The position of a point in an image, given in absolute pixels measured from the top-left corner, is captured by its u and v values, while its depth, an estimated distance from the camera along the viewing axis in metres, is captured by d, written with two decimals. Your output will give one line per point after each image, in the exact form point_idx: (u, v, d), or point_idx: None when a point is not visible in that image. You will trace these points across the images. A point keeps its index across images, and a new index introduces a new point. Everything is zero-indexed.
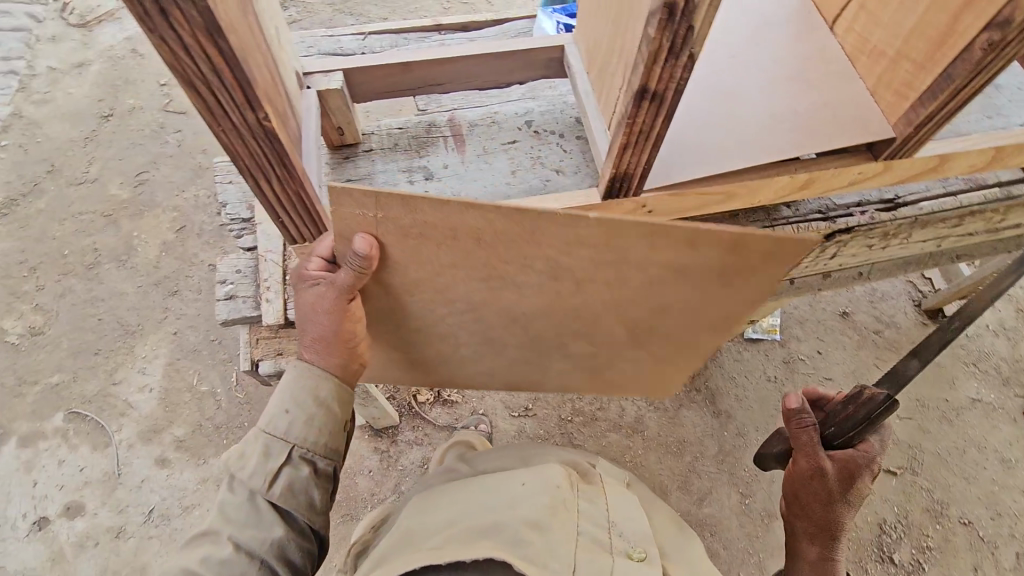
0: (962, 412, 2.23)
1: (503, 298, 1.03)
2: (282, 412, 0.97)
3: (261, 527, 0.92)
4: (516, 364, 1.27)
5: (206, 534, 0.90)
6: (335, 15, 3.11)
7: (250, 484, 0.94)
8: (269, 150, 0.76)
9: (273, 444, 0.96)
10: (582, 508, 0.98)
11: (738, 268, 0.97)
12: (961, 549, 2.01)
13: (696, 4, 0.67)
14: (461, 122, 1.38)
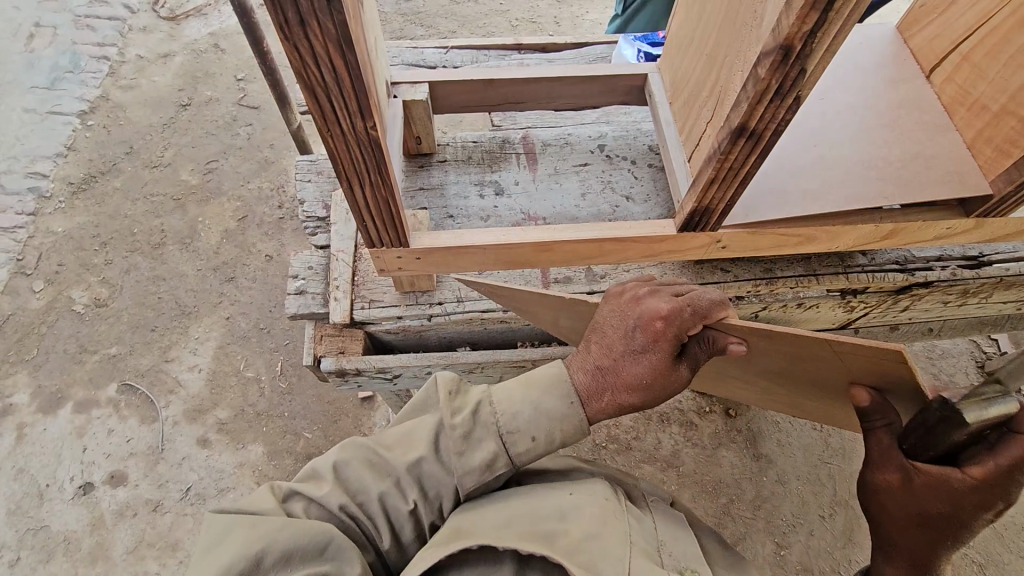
0: None
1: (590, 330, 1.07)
2: (527, 437, 0.88)
3: (436, 508, 0.89)
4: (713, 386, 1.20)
5: (397, 485, 0.86)
6: (406, 25, 3.20)
7: (461, 474, 0.87)
8: (370, 157, 0.78)
9: (496, 454, 0.88)
10: (631, 522, 0.93)
11: (829, 369, 0.81)
12: None
13: (813, 47, 0.66)
14: (534, 140, 1.39)
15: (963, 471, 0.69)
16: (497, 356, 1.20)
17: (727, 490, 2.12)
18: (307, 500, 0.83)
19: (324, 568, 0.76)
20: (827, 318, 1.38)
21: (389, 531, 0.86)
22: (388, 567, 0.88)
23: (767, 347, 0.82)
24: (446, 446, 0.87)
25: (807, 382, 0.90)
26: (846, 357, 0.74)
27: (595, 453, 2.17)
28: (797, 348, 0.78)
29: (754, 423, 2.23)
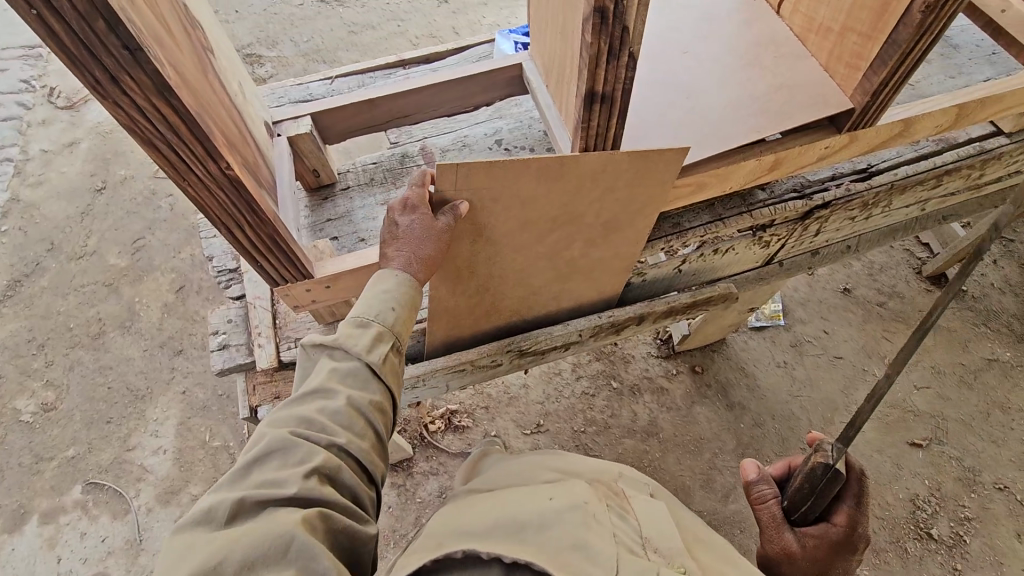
0: (980, 374, 2.24)
1: (469, 304, 1.15)
2: (389, 308, 0.95)
3: (368, 392, 0.93)
4: (588, 283, 1.23)
5: (320, 391, 0.90)
6: (309, 65, 3.20)
7: (366, 357, 0.93)
8: (237, 198, 0.79)
9: (381, 331, 0.95)
10: (615, 522, 0.93)
11: (493, 203, 0.93)
12: (1000, 516, 2.01)
13: (625, 6, 0.70)
14: (432, 149, 1.41)
15: (834, 523, 1.03)
16: (434, 364, 1.20)
17: (710, 444, 2.16)
18: (252, 463, 0.82)
19: (292, 564, 0.73)
20: (748, 259, 1.42)
21: (342, 428, 0.87)
22: (362, 464, 0.88)
23: (468, 221, 0.95)
24: (336, 341, 0.93)
25: (572, 202, 0.99)
26: (486, 180, 0.88)
27: (576, 439, 2.18)
28: (464, 203, 0.91)
29: (721, 373, 2.28)
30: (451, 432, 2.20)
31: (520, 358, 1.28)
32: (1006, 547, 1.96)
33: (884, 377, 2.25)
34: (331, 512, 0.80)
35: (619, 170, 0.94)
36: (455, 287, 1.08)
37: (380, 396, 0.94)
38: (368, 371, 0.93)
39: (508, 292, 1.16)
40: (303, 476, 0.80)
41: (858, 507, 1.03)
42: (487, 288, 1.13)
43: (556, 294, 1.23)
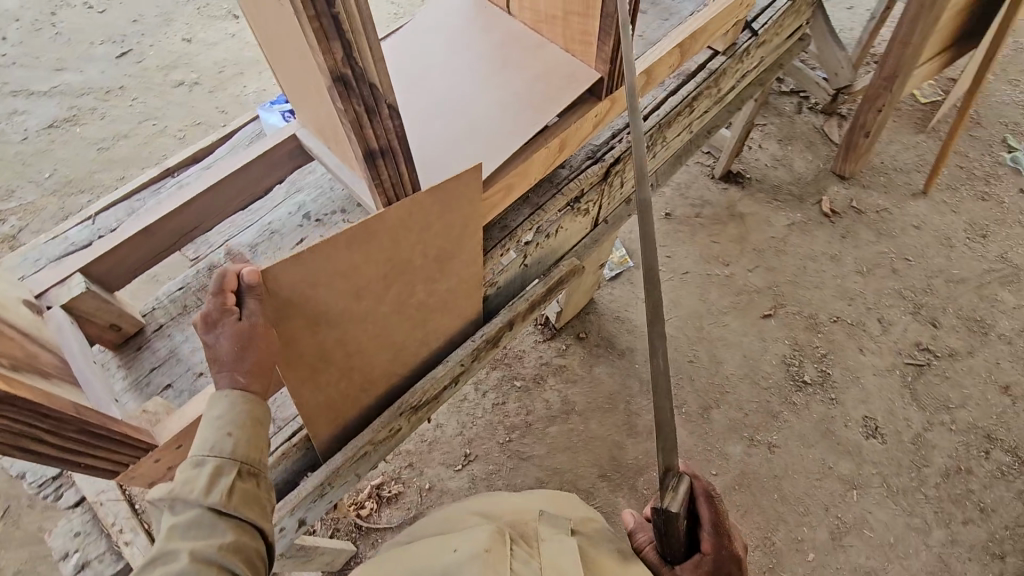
0: (787, 239, 2.66)
1: (340, 388, 1.08)
2: (223, 435, 0.85)
3: (216, 535, 0.82)
4: (447, 314, 1.20)
5: (159, 558, 0.79)
6: (63, 201, 2.77)
7: (205, 500, 0.83)
8: (20, 414, 0.67)
9: (219, 463, 0.85)
10: (515, 569, 0.92)
11: (314, 291, 0.87)
12: (844, 341, 2.41)
13: (362, 67, 0.70)
14: (240, 249, 1.30)
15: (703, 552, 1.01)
16: (333, 464, 1.13)
17: (619, 395, 2.30)
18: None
19: None
20: (578, 229, 1.52)
21: None
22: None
23: (296, 318, 0.89)
24: (164, 494, 0.84)
25: (397, 254, 0.95)
26: (297, 272, 0.82)
27: (506, 451, 2.20)
28: (280, 306, 0.84)
29: (603, 329, 2.44)
30: (386, 506, 2.09)
31: (416, 414, 1.24)
32: (858, 363, 2.36)
33: (723, 272, 2.58)
34: None
35: (426, 210, 0.92)
36: (316, 381, 1.01)
37: (234, 534, 0.83)
38: (212, 514, 0.83)
39: (375, 360, 1.10)
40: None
41: (717, 531, 1.01)
42: (353, 367, 1.06)
43: (420, 341, 1.20)
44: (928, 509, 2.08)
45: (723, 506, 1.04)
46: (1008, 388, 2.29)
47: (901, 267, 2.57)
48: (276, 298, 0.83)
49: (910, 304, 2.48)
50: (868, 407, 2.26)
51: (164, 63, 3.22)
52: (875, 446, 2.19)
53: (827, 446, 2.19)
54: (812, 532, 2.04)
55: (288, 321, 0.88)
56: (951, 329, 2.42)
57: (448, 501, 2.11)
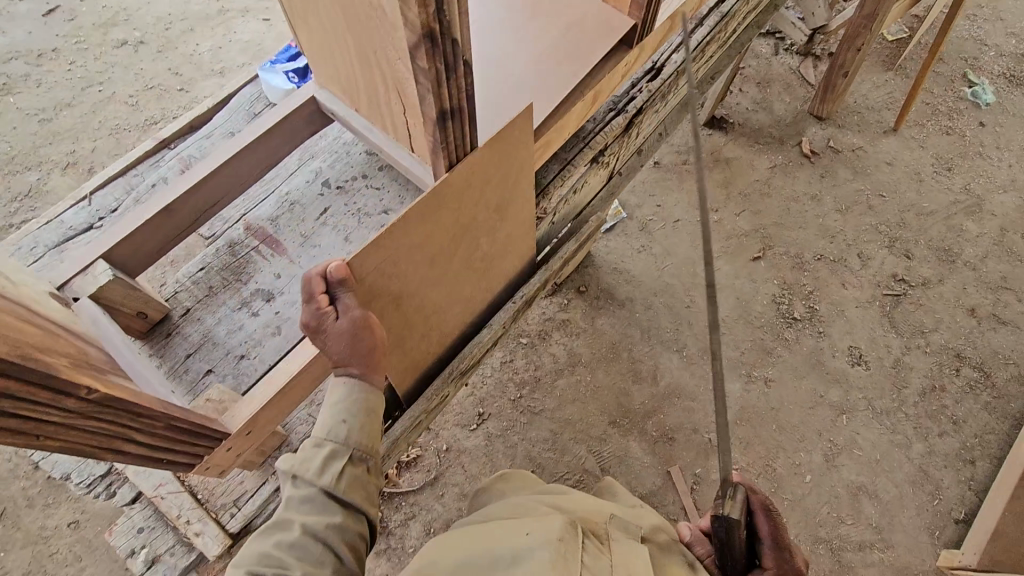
0: (771, 181, 2.73)
1: (415, 351, 1.09)
2: (340, 423, 0.89)
3: (327, 516, 0.87)
4: (498, 265, 1.21)
5: (276, 525, 0.85)
6: (8, 181, 2.53)
7: (319, 480, 0.87)
8: (116, 415, 0.66)
9: (337, 448, 0.90)
10: (586, 563, 0.91)
11: (399, 270, 0.86)
12: (828, 277, 2.53)
13: (449, 21, 0.65)
14: (260, 224, 1.23)
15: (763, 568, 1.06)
16: (393, 434, 1.13)
17: (623, 344, 2.36)
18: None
19: None
20: (597, 183, 1.51)
21: (296, 560, 0.81)
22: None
23: (382, 301, 0.89)
24: (286, 467, 0.89)
25: (465, 217, 0.94)
26: (382, 256, 0.80)
27: (518, 407, 2.23)
28: (369, 292, 0.84)
29: (601, 282, 2.47)
30: (406, 470, 2.11)
31: (463, 378, 1.25)
32: (842, 297, 2.49)
33: (713, 218, 2.64)
34: None
35: (488, 160, 0.89)
36: (401, 347, 1.04)
37: (342, 517, 0.88)
38: (325, 494, 0.88)
39: (450, 313, 1.12)
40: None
41: (778, 547, 1.05)
42: (431, 326, 1.08)
43: (476, 299, 1.20)
44: (909, 426, 2.26)
45: (783, 521, 1.07)
46: (973, 310, 2.48)
47: (876, 204, 2.69)
48: (364, 286, 0.82)
49: (886, 239, 2.62)
50: (852, 337, 2.41)
51: (100, 21, 2.91)
52: (860, 373, 2.35)
53: (818, 376, 2.33)
54: (809, 455, 2.20)
55: (375, 302, 0.87)
56: (923, 260, 2.58)
57: (466, 460, 2.14)
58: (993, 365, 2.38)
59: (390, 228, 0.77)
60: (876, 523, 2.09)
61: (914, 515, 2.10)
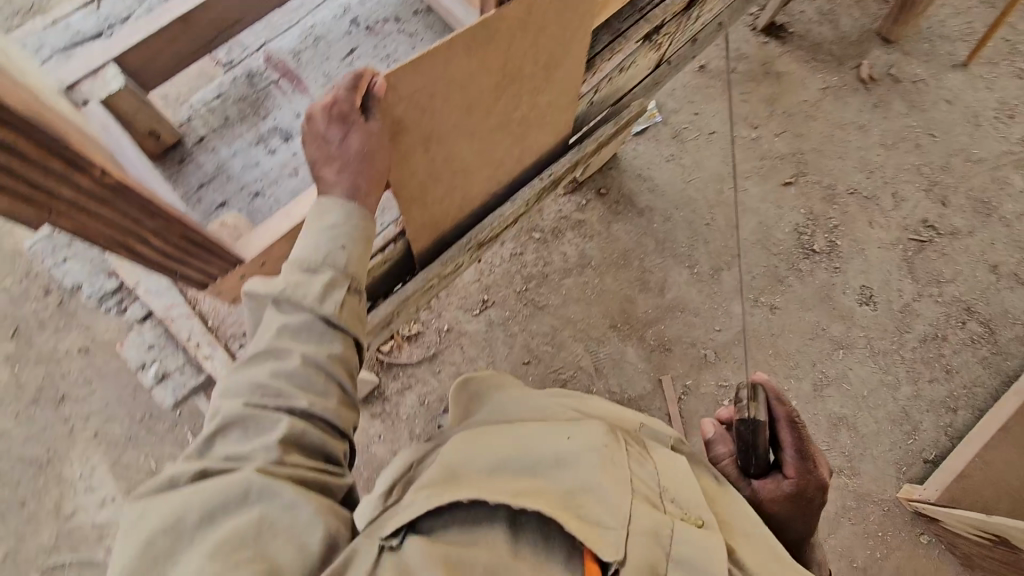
0: (820, 103, 2.56)
1: (441, 210, 1.10)
2: (337, 250, 0.90)
3: (325, 345, 0.90)
4: (536, 140, 1.18)
5: (272, 352, 0.87)
6: None
7: (315, 307, 0.88)
8: (128, 209, 0.79)
9: (334, 276, 0.90)
10: (633, 469, 0.94)
11: (434, 101, 0.85)
12: (856, 214, 2.45)
13: None
14: (281, 58, 1.25)
15: (786, 476, 1.11)
16: (402, 294, 1.12)
17: (635, 253, 2.33)
18: (215, 436, 0.83)
19: (254, 513, 0.76)
20: (644, 67, 1.38)
21: (298, 389, 0.86)
22: (332, 423, 0.89)
23: (413, 135, 0.88)
24: (278, 294, 0.88)
25: (509, 65, 0.91)
26: (419, 78, 0.79)
27: (522, 299, 2.24)
28: (401, 117, 0.83)
29: (623, 187, 2.40)
30: (406, 344, 2.16)
31: (478, 251, 1.22)
32: (866, 235, 2.42)
33: (751, 135, 2.51)
34: (297, 476, 0.81)
35: (544, 10, 0.86)
36: (423, 202, 1.03)
37: (342, 347, 0.91)
38: (323, 324, 0.89)
39: (475, 179, 1.10)
40: (265, 450, 0.81)
41: (802, 457, 1.11)
42: (455, 186, 1.07)
43: (505, 171, 1.18)
44: (902, 369, 2.28)
45: (808, 433, 1.12)
46: (996, 267, 2.40)
47: (925, 143, 2.54)
48: (397, 108, 0.82)
49: (925, 182, 2.50)
50: (867, 277, 2.37)
51: None
52: (866, 313, 2.33)
53: (823, 310, 2.32)
54: (798, 383, 2.24)
55: (406, 134, 0.87)
56: (958, 209, 2.47)
57: (465, 342, 2.19)
58: (1000, 323, 2.34)
59: (435, 49, 0.77)
60: (848, 451, 2.17)
61: (886, 450, 2.18)
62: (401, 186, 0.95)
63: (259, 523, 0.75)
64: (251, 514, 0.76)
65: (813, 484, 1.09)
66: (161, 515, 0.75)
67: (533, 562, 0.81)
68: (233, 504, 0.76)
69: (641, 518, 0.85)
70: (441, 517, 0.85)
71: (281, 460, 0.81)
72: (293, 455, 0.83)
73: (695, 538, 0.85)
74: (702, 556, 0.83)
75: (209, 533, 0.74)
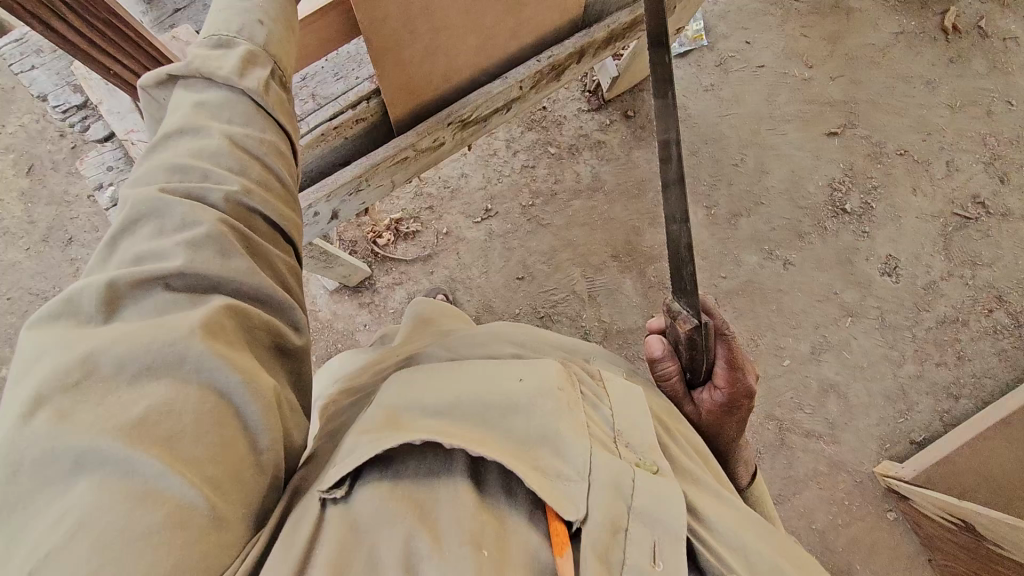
0: (889, 50, 2.37)
1: (423, 75, 1.03)
2: (256, 24, 0.85)
3: (254, 131, 0.78)
4: (535, 12, 1.09)
5: (188, 131, 0.75)
6: None
7: (236, 75, 0.79)
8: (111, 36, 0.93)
9: (252, 49, 0.82)
10: (587, 412, 0.82)
11: None
12: (900, 178, 2.25)
13: None
14: None
15: (717, 387, 1.02)
16: (373, 158, 1.06)
17: (651, 184, 2.22)
18: (121, 234, 0.68)
19: (192, 384, 0.62)
20: None
21: (230, 172, 0.73)
22: (272, 219, 0.76)
23: None
24: (191, 67, 0.79)
25: None
26: None
27: (525, 214, 2.19)
28: None
29: (653, 113, 2.29)
30: (402, 241, 2.15)
31: (461, 132, 1.15)
32: (905, 202, 2.24)
33: (803, 75, 2.34)
34: (236, 320, 0.67)
35: None
36: (399, 57, 0.96)
37: (273, 134, 0.81)
38: (250, 103, 0.79)
39: (460, 45, 1.03)
40: (191, 246, 0.67)
41: (733, 368, 1.00)
42: (437, 47, 1.00)
43: (500, 43, 1.09)
44: (911, 346, 2.15)
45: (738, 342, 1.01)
46: None
47: (998, 111, 2.30)
48: None
49: (986, 154, 2.28)
50: (896, 246, 2.21)
51: None
52: (887, 284, 2.18)
53: (840, 273, 2.18)
54: (796, 343, 2.13)
55: None
56: (1018, 188, 2.25)
57: (461, 246, 2.16)
58: None
59: None
60: (832, 419, 2.07)
61: (873, 424, 2.08)
62: (371, 29, 0.88)
63: (197, 401, 0.61)
64: (187, 391, 0.61)
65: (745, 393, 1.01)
66: (56, 374, 0.58)
67: (497, 516, 0.70)
68: (159, 368, 0.61)
69: (604, 469, 0.74)
70: (392, 464, 0.72)
71: (211, 259, 0.67)
72: (233, 255, 0.69)
73: (658, 485, 0.75)
74: (663, 507, 0.73)
75: (128, 408, 0.58)
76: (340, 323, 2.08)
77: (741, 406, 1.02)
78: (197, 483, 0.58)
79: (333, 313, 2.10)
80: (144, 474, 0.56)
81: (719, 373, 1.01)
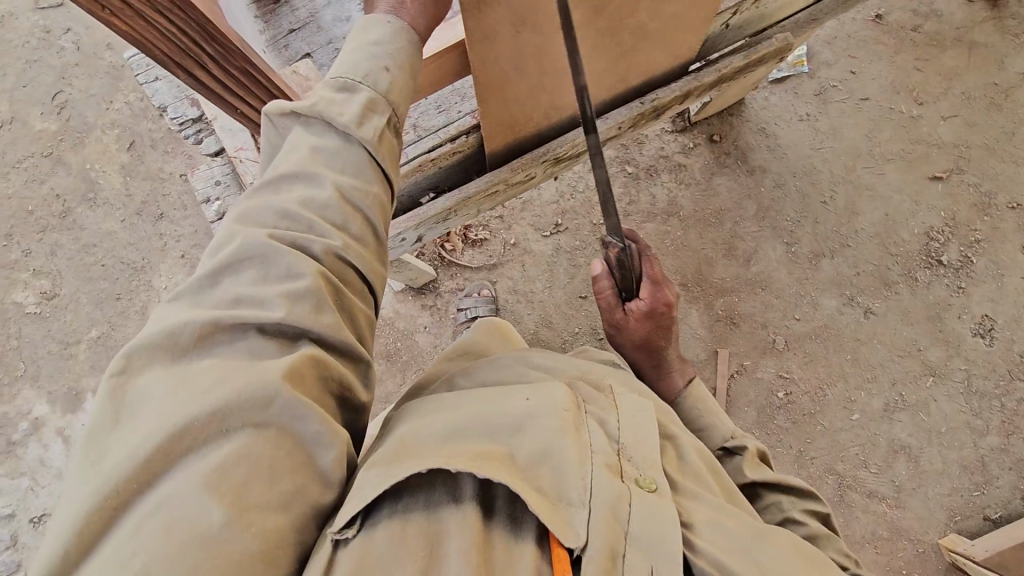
0: (1015, 90, 2.18)
1: (522, 111, 1.01)
2: (382, 69, 0.85)
3: (363, 183, 0.80)
4: (644, 56, 1.05)
5: (301, 177, 0.77)
6: None
7: (358, 128, 0.80)
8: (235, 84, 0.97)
9: (375, 98, 0.83)
10: (595, 431, 0.77)
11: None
12: (1009, 233, 2.08)
13: None
14: None
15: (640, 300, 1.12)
16: (466, 192, 1.05)
17: (730, 214, 2.14)
18: (225, 268, 0.69)
19: (273, 431, 0.62)
20: None
21: (336, 228, 0.76)
22: (360, 271, 0.78)
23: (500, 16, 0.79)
24: (314, 109, 0.80)
25: None
26: None
27: (596, 233, 2.15)
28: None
29: (741, 139, 2.19)
30: (470, 248, 2.16)
31: (553, 166, 1.13)
32: (1011, 259, 2.06)
33: (914, 111, 2.18)
34: (321, 382, 0.68)
35: None
36: (504, 96, 0.95)
37: (379, 187, 0.82)
38: (363, 155, 0.81)
39: (568, 87, 1.00)
40: (291, 298, 0.68)
41: (653, 283, 1.11)
42: (542, 87, 0.98)
43: (604, 84, 1.06)
44: (998, 416, 1.99)
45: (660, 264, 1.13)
46: None
47: None
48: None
49: None
50: (995, 306, 2.04)
51: None
52: (979, 346, 2.03)
53: (927, 329, 2.04)
54: (868, 398, 2.01)
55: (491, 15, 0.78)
56: None
57: (527, 258, 2.15)
58: None
59: None
60: (899, 482, 1.95)
61: (944, 493, 1.94)
62: (482, 69, 0.87)
63: (274, 445, 0.62)
64: (265, 437, 0.61)
65: (663, 305, 1.12)
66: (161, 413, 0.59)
67: (506, 556, 0.65)
68: (237, 412, 0.61)
69: (604, 488, 0.69)
70: (402, 498, 0.66)
71: (307, 314, 0.68)
72: (325, 311, 0.70)
73: (657, 511, 0.71)
74: (660, 530, 0.69)
75: (210, 454, 0.59)
76: (401, 322, 2.12)
77: (662, 316, 1.13)
78: (253, 528, 0.58)
79: (395, 312, 2.13)
80: (212, 520, 0.56)
81: (643, 289, 1.12)
